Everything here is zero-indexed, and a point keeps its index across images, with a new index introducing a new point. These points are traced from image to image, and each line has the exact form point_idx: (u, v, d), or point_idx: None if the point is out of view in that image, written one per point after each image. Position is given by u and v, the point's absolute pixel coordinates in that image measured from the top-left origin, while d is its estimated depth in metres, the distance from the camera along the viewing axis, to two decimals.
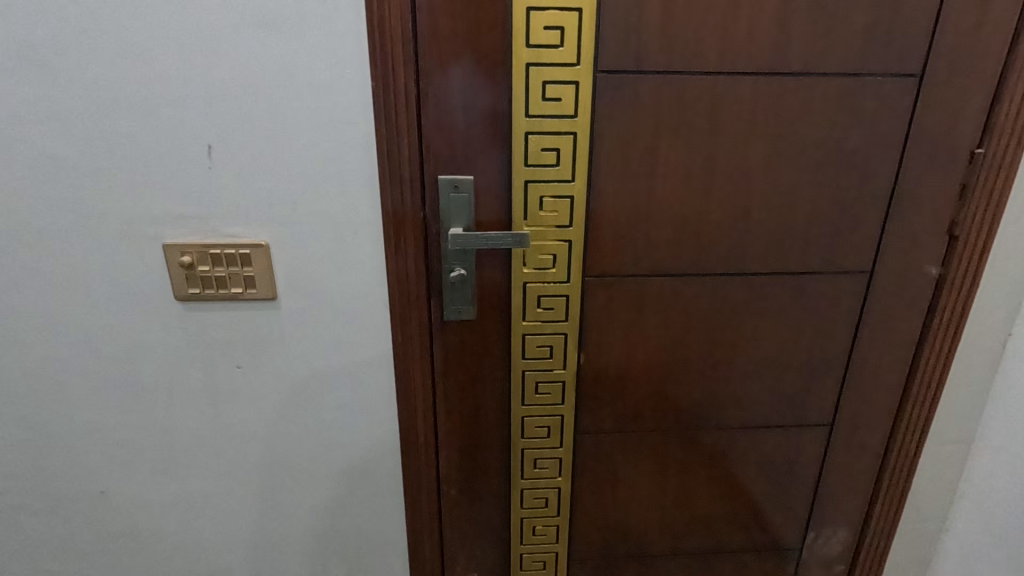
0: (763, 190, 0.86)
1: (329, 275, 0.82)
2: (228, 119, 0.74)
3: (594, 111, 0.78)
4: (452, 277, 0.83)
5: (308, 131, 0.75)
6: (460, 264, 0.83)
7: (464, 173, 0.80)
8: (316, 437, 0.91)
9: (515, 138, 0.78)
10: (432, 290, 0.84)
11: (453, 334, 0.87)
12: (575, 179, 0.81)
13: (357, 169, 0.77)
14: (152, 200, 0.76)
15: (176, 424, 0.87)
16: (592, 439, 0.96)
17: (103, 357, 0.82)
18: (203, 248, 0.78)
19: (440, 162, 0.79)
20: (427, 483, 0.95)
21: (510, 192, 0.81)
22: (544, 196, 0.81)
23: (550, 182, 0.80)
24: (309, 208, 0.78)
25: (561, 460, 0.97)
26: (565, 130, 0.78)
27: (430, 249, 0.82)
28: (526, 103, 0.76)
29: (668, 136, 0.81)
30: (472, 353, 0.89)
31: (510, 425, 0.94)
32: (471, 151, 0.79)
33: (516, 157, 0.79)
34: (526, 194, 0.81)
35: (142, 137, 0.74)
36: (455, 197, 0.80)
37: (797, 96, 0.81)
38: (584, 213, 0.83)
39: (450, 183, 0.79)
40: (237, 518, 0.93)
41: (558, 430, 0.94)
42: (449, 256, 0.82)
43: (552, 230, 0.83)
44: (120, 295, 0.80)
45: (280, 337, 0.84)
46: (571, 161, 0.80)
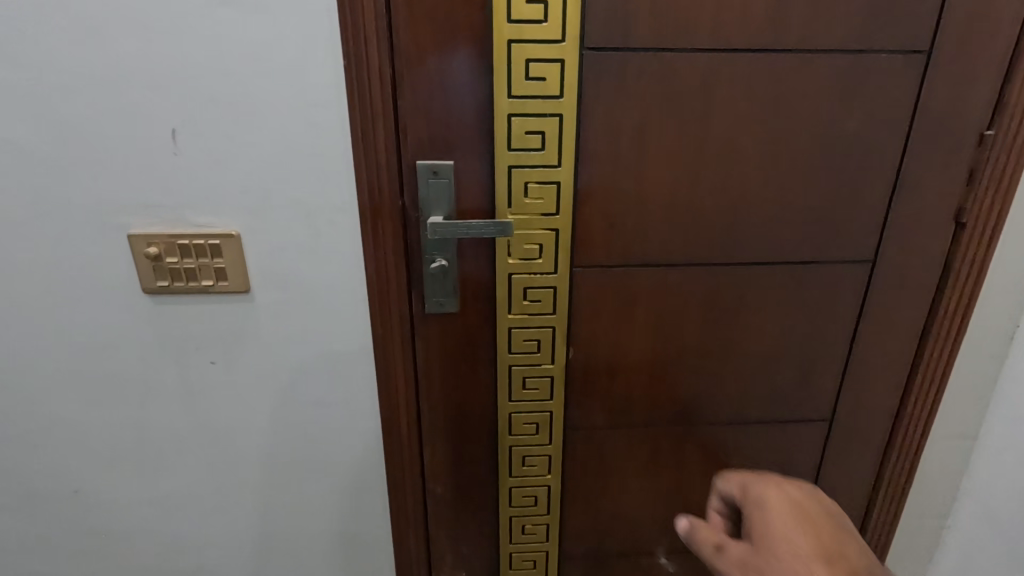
0: (761, 176, 0.81)
1: (305, 267, 0.78)
2: (193, 102, 0.70)
3: (582, 92, 0.74)
4: (433, 268, 0.79)
5: (278, 115, 0.71)
6: (442, 254, 0.79)
7: (444, 158, 0.75)
8: (296, 434, 0.88)
9: (498, 121, 0.74)
10: (413, 282, 0.81)
11: (435, 328, 0.84)
12: (562, 165, 0.76)
13: (331, 155, 0.73)
14: (115, 188, 0.72)
15: (150, 421, 0.84)
16: (582, 435, 0.93)
17: (71, 353, 0.79)
18: (171, 239, 0.74)
19: (419, 147, 0.75)
20: (411, 481, 0.92)
21: (493, 179, 0.77)
22: (529, 183, 0.77)
23: (535, 168, 0.76)
24: (281, 196, 0.74)
25: (550, 457, 0.94)
26: (550, 112, 0.74)
27: (409, 239, 0.78)
28: (508, 83, 0.72)
29: (659, 119, 0.76)
30: (457, 348, 0.86)
31: (496, 421, 0.91)
32: (452, 135, 0.75)
33: (499, 141, 0.75)
34: (509, 181, 0.77)
35: (102, 121, 0.70)
36: (435, 184, 0.76)
37: (797, 75, 0.77)
38: (571, 201, 0.79)
39: (430, 169, 0.75)
40: (216, 517, 0.90)
41: (547, 426, 0.91)
42: (430, 246, 0.78)
43: (538, 218, 0.79)
44: (85, 288, 0.76)
45: (255, 331, 0.81)
46: (557, 145, 0.75)
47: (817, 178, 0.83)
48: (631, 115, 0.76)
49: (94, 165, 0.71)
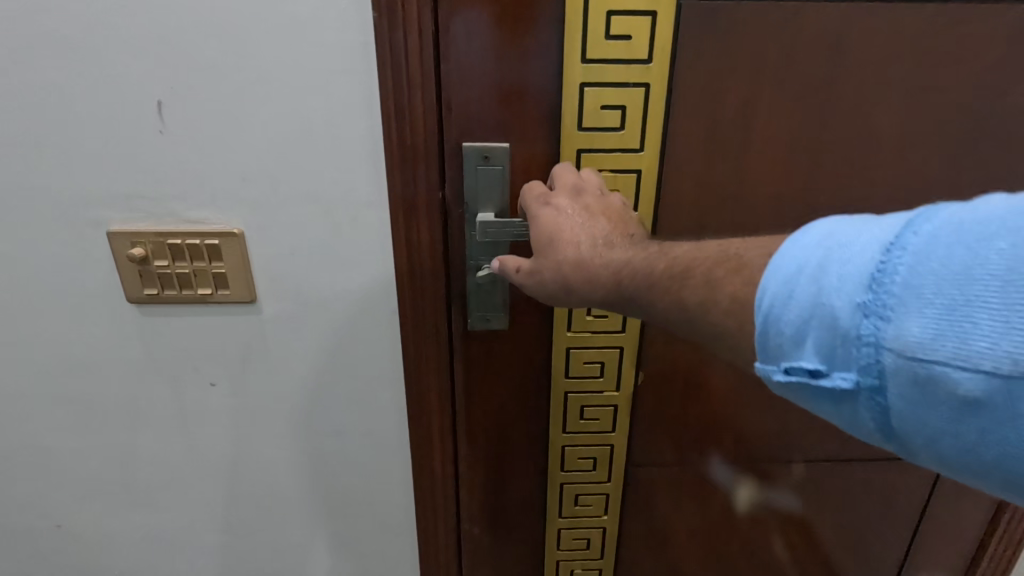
0: (892, 166, 0.64)
1: (321, 273, 0.64)
2: (182, 66, 0.55)
3: (675, 55, 0.57)
4: (479, 276, 0.64)
5: (285, 83, 0.56)
6: (489, 259, 0.63)
7: (496, 139, 0.60)
8: (311, 466, 0.74)
9: (567, 94, 0.58)
10: (453, 292, 0.66)
11: (478, 347, 0.69)
12: (645, 150, 0.60)
13: (354, 135, 0.58)
14: (89, 175, 0.59)
15: (143, 449, 0.72)
16: (646, 471, 0.79)
17: (49, 370, 0.67)
18: (159, 238, 0.61)
19: (464, 124, 0.59)
20: (444, 521, 0.78)
21: (557, 166, 0.61)
22: (602, 172, 0.61)
23: (611, 154, 0.60)
24: (292, 186, 0.60)
25: (608, 496, 0.80)
26: (634, 81, 0.58)
27: (450, 240, 0.63)
28: (582, 42, 0.56)
29: (772, 89, 0.59)
30: (503, 370, 0.71)
31: (547, 455, 0.77)
32: (506, 110, 0.59)
33: (567, 120, 0.59)
34: (578, 169, 0.61)
35: (69, 91, 0.55)
36: (485, 171, 0.60)
37: (957, 33, 0.59)
38: (654, 195, 0.63)
39: (479, 153, 0.60)
40: (220, 555, 0.79)
41: (606, 462, 0.77)
42: (476, 249, 0.63)
43: None
44: (60, 295, 0.63)
45: (261, 349, 0.67)
46: (640, 123, 0.59)
47: (964, 169, 0.65)
48: (735, 91, 0.59)
49: (63, 147, 0.57)
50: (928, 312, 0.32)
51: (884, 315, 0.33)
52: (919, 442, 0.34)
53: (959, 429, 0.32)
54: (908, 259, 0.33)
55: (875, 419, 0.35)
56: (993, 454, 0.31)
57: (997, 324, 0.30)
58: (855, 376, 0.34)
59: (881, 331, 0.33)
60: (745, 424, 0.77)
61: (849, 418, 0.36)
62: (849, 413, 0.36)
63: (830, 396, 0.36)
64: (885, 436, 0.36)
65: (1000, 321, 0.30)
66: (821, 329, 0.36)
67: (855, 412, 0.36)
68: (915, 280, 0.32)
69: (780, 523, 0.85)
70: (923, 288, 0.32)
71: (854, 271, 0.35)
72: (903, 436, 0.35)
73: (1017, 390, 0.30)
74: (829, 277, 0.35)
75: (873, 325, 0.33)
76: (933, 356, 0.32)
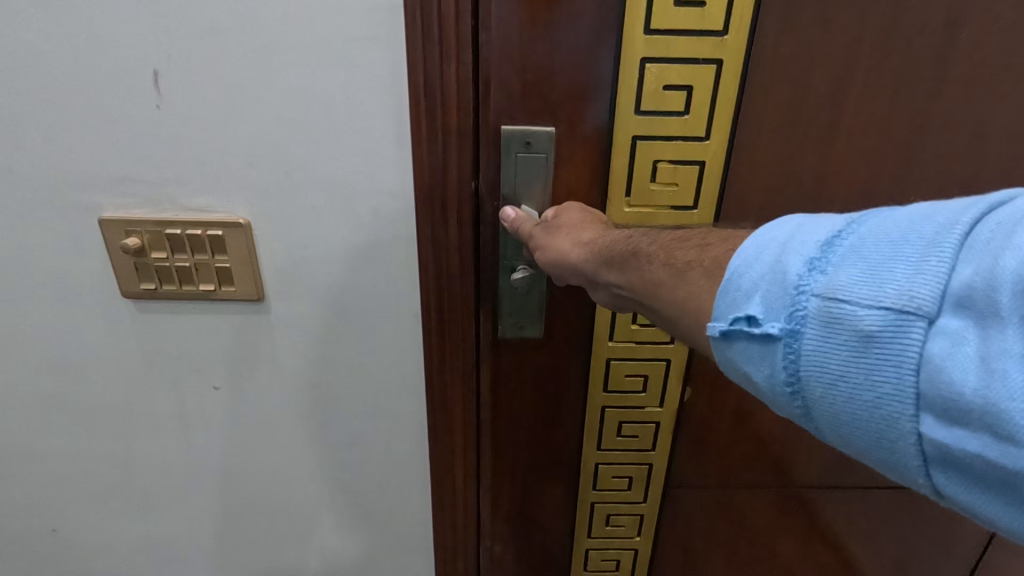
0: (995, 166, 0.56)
1: (337, 270, 0.57)
2: (181, 30, 0.47)
3: (756, 28, 0.49)
4: (513, 279, 0.57)
5: (300, 52, 0.48)
6: (525, 260, 0.56)
7: (540, 122, 0.52)
8: (322, 477, 0.69)
9: (626, 70, 0.50)
10: (483, 294, 0.59)
11: (508, 355, 0.62)
12: (711, 140, 0.52)
13: (379, 114, 0.50)
14: (79, 154, 0.52)
15: (141, 454, 0.66)
16: (686, 493, 0.72)
17: (40, 369, 0.61)
18: (157, 228, 0.54)
19: (503, 104, 0.51)
20: (463, 540, 0.72)
21: (609, 156, 0.53)
22: (660, 164, 0.53)
23: (671, 143, 0.52)
24: (307, 172, 0.52)
25: (643, 518, 0.73)
26: (705, 56, 0.49)
27: (482, 236, 0.56)
28: (648, 8, 0.47)
29: (867, 70, 0.51)
30: (535, 380, 0.64)
31: (578, 473, 0.70)
32: (554, 88, 0.51)
33: (624, 102, 0.51)
34: (632, 159, 0.53)
35: (54, 58, 0.48)
36: (525, 159, 0.53)
37: None
38: (716, 192, 0.55)
39: (520, 139, 0.52)
40: (225, 565, 0.74)
41: (643, 482, 0.71)
42: (509, 249, 0.56)
43: (667, 214, 0.56)
44: (49, 289, 0.57)
45: (270, 352, 0.61)
46: (707, 108, 0.51)
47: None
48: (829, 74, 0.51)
49: (49, 120, 0.50)
50: (858, 262, 0.29)
51: (821, 267, 0.30)
52: (820, 400, 0.30)
53: (852, 373, 0.29)
54: (856, 226, 0.31)
55: (783, 369, 0.31)
56: (882, 403, 0.28)
57: (914, 270, 0.28)
58: (779, 322, 0.31)
59: (815, 281, 0.30)
60: (799, 447, 0.70)
61: (760, 368, 0.32)
62: (758, 359, 0.32)
63: (747, 340, 0.32)
64: (787, 393, 0.32)
65: (921, 269, 0.27)
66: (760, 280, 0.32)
67: (766, 360, 0.32)
68: (861, 242, 0.30)
69: (826, 554, 0.78)
70: (860, 245, 0.30)
71: (810, 235, 0.32)
72: (803, 388, 0.31)
73: (914, 327, 0.27)
74: (785, 238, 0.33)
75: (807, 275, 0.30)
76: (852, 301, 0.29)
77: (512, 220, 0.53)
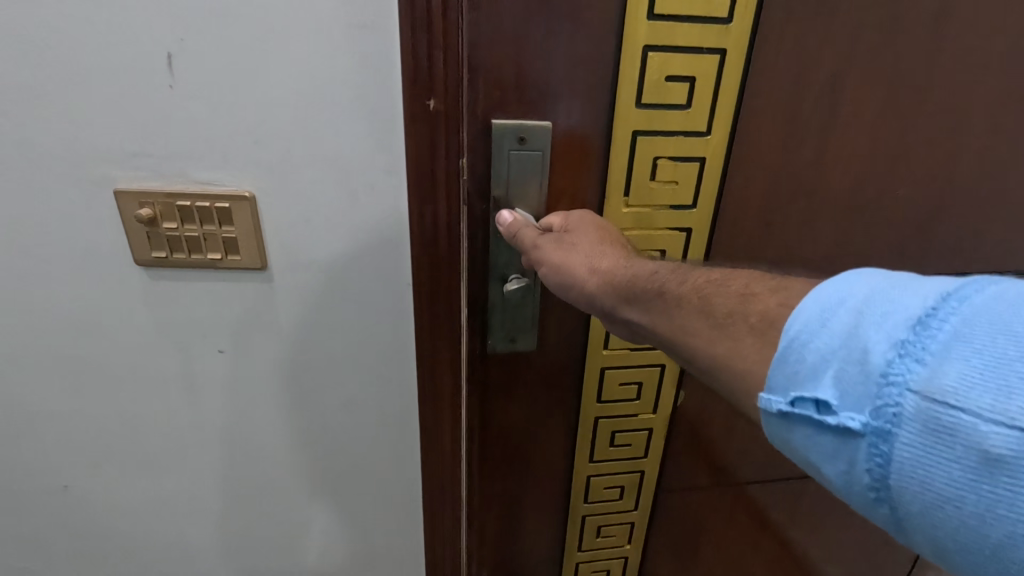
0: (942, 153, 0.64)
1: (337, 243, 0.61)
2: (193, 16, 0.52)
3: (759, 20, 0.53)
4: (507, 287, 0.60)
5: (304, 38, 0.52)
6: (517, 268, 0.60)
7: (535, 117, 0.55)
8: (318, 440, 0.73)
9: (638, 69, 0.54)
10: (478, 307, 0.62)
11: (501, 364, 0.67)
12: (712, 134, 0.58)
13: (376, 98, 0.55)
14: (96, 129, 0.56)
15: (150, 416, 0.71)
16: (672, 495, 0.81)
17: (56, 334, 0.66)
18: (169, 199, 0.58)
19: (496, 98, 0.54)
20: (451, 506, 0.76)
21: (610, 148, 0.57)
22: (660, 157, 0.58)
23: (675, 137, 0.57)
24: (307, 149, 0.57)
25: (633, 524, 0.82)
26: (709, 46, 0.54)
27: (471, 238, 0.59)
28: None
29: (857, 64, 0.57)
30: (527, 388, 0.69)
31: (573, 486, 0.77)
32: (548, 81, 0.54)
33: (633, 100, 0.55)
34: (634, 151, 0.57)
35: (75, 41, 0.52)
36: (519, 154, 0.56)
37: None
38: (713, 184, 0.61)
39: (515, 134, 0.55)
40: (225, 523, 0.79)
41: (633, 490, 0.79)
42: (503, 256, 0.59)
43: (665, 205, 0.61)
44: (66, 257, 0.61)
45: (271, 320, 0.65)
46: (707, 100, 0.56)
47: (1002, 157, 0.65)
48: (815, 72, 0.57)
49: (68, 97, 0.54)
50: (969, 356, 0.27)
51: (920, 357, 0.28)
52: (911, 509, 0.28)
53: (961, 492, 0.26)
54: (966, 307, 0.28)
55: (868, 469, 0.29)
56: (1001, 536, 0.25)
57: None
58: (864, 417, 0.29)
59: (912, 373, 0.28)
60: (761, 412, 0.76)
61: (838, 462, 0.31)
62: (834, 454, 0.30)
63: (820, 429, 0.31)
64: (870, 496, 0.30)
65: None
66: (837, 357, 0.31)
67: (844, 456, 0.30)
68: (966, 326, 0.28)
69: (787, 517, 0.84)
70: (968, 333, 0.28)
71: (897, 308, 0.30)
72: (892, 496, 0.29)
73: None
74: (868, 313, 0.31)
75: (905, 365, 0.28)
76: (964, 405, 0.26)
77: (509, 223, 0.56)
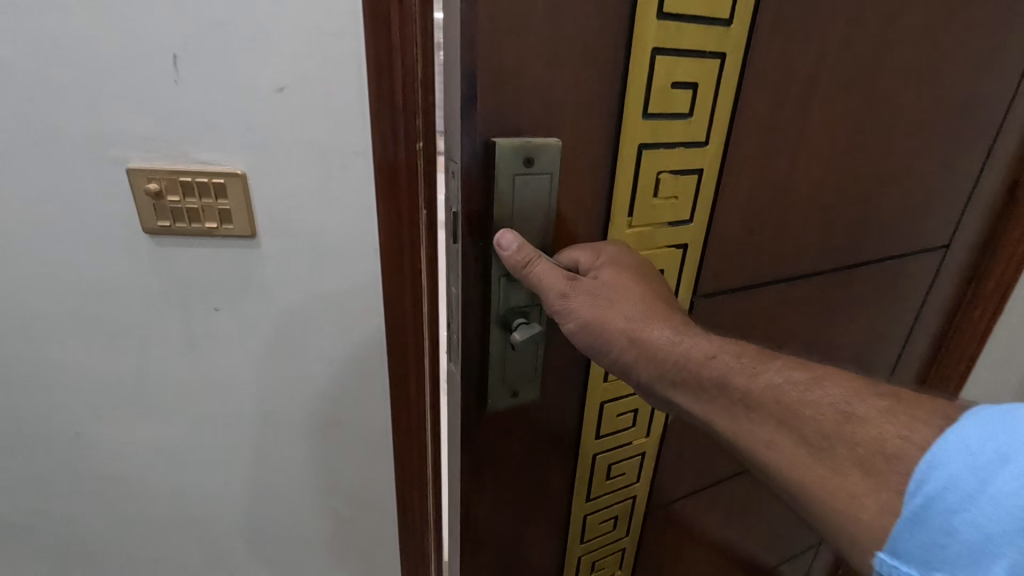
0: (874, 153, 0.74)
1: (316, 215, 0.72)
2: (195, 23, 0.62)
3: (754, 24, 0.57)
4: (514, 337, 0.60)
5: (287, 44, 0.63)
6: (521, 316, 0.61)
7: (541, 137, 0.54)
8: (301, 391, 0.84)
9: (651, 86, 0.56)
10: (485, 363, 0.63)
11: (503, 417, 0.67)
12: (710, 143, 0.62)
13: (348, 92, 0.66)
14: (112, 117, 0.67)
15: (155, 369, 0.81)
16: (660, 513, 0.92)
17: (74, 294, 0.76)
18: (172, 176, 0.69)
19: (493, 117, 0.51)
20: (416, 450, 0.87)
21: (618, 165, 0.59)
22: (664, 171, 0.61)
23: (679, 148, 0.61)
24: (291, 135, 0.68)
25: (623, 547, 0.92)
26: (710, 50, 0.57)
27: (467, 271, 0.57)
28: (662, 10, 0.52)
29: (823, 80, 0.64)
30: (533, 441, 0.72)
31: (573, 525, 0.83)
32: (553, 101, 0.53)
33: (646, 114, 0.57)
34: (640, 166, 0.60)
35: (95, 43, 0.63)
36: (523, 177, 0.54)
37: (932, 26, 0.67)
38: (708, 190, 0.65)
39: (521, 156, 0.53)
40: (219, 467, 0.89)
41: (625, 515, 0.88)
42: (507, 304, 0.60)
43: (666, 218, 0.65)
44: (84, 226, 0.72)
45: (259, 282, 0.76)
46: (706, 115, 0.60)
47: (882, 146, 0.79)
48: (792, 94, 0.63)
49: (89, 91, 0.65)
50: None
51: None
52: None
53: None
54: None
55: None
56: None
57: None
58: None
59: None
60: None
61: None
62: None
63: None
64: None
65: None
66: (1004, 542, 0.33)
67: None
68: None
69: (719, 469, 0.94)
70: None
71: None
72: None
73: None
74: (1007, 479, 0.33)
75: None
76: None
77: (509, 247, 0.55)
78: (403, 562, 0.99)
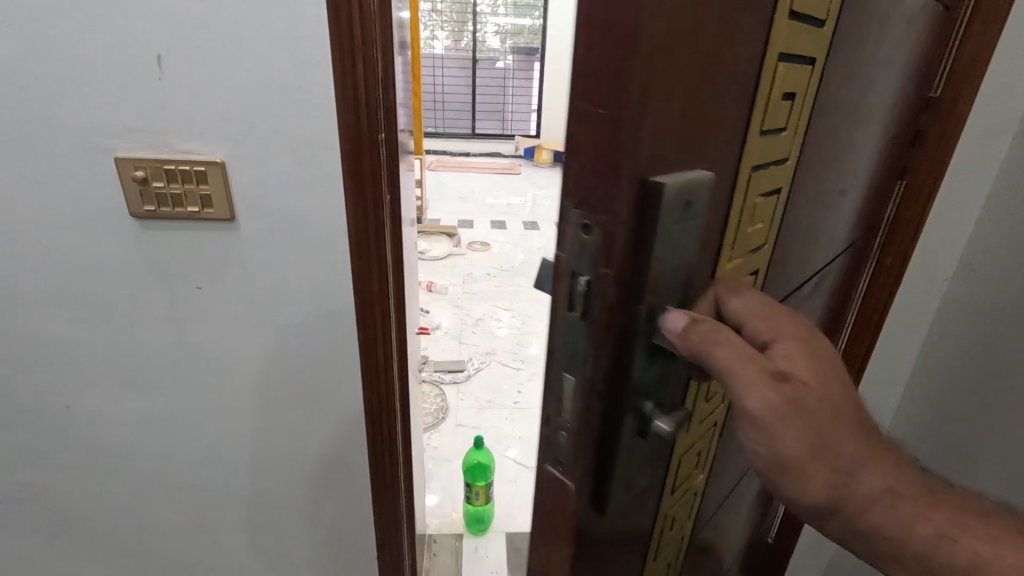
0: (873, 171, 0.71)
1: (290, 200, 0.80)
2: (176, 26, 0.70)
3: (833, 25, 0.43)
4: (657, 431, 0.35)
5: (261, 44, 0.71)
6: (668, 415, 0.36)
7: (687, 168, 0.32)
8: (279, 362, 0.92)
9: (768, 94, 0.37)
10: (607, 473, 0.36)
11: (611, 522, 0.39)
12: (788, 160, 0.44)
13: (316, 88, 0.73)
14: (102, 112, 0.74)
15: (143, 343, 0.88)
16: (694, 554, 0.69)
17: (66, 274, 0.83)
18: (157, 164, 0.76)
19: (630, 155, 0.28)
20: (385, 410, 0.98)
21: (730, 200, 0.38)
22: (754, 200, 0.41)
23: (772, 169, 0.42)
24: (265, 127, 0.75)
25: None
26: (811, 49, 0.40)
27: (592, 372, 0.34)
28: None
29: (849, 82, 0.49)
30: (625, 529, 0.42)
31: None
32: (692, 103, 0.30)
33: (762, 130, 0.38)
34: (743, 196, 0.40)
35: (86, 44, 0.70)
36: (682, 224, 0.31)
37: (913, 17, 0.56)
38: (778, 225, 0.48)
39: (683, 196, 0.31)
40: (204, 433, 0.97)
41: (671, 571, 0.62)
42: (638, 383, 0.35)
43: (745, 261, 0.45)
44: (75, 210, 0.79)
45: (238, 261, 0.84)
46: (796, 125, 0.43)
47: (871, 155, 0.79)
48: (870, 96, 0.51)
49: (82, 88, 0.72)
50: None
51: None
52: None
53: None
54: None
55: None
56: None
57: None
58: None
59: None
60: None
61: None
62: None
63: None
64: None
65: None
66: None
67: None
68: None
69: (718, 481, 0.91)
70: None
71: None
72: None
73: None
74: None
75: None
76: None
77: (682, 336, 0.33)
78: (377, 519, 1.08)
